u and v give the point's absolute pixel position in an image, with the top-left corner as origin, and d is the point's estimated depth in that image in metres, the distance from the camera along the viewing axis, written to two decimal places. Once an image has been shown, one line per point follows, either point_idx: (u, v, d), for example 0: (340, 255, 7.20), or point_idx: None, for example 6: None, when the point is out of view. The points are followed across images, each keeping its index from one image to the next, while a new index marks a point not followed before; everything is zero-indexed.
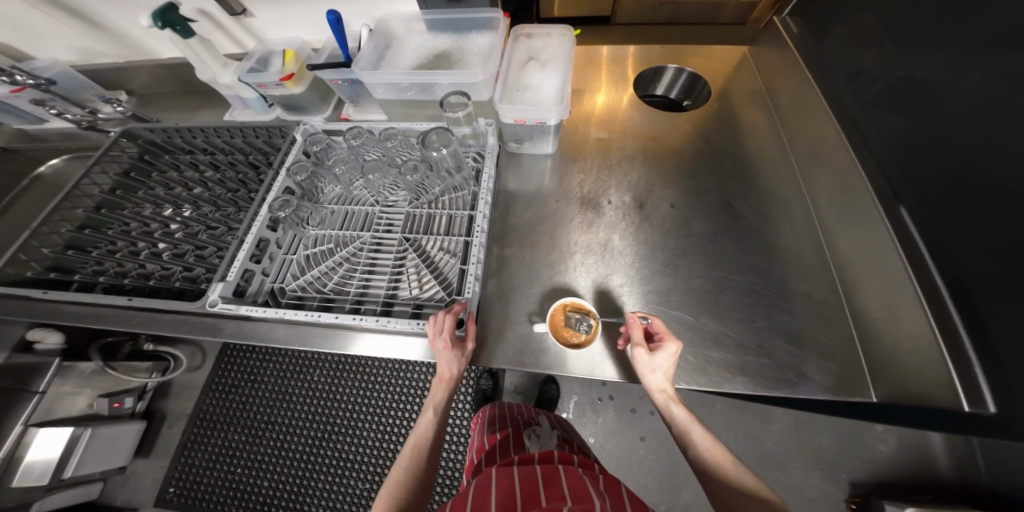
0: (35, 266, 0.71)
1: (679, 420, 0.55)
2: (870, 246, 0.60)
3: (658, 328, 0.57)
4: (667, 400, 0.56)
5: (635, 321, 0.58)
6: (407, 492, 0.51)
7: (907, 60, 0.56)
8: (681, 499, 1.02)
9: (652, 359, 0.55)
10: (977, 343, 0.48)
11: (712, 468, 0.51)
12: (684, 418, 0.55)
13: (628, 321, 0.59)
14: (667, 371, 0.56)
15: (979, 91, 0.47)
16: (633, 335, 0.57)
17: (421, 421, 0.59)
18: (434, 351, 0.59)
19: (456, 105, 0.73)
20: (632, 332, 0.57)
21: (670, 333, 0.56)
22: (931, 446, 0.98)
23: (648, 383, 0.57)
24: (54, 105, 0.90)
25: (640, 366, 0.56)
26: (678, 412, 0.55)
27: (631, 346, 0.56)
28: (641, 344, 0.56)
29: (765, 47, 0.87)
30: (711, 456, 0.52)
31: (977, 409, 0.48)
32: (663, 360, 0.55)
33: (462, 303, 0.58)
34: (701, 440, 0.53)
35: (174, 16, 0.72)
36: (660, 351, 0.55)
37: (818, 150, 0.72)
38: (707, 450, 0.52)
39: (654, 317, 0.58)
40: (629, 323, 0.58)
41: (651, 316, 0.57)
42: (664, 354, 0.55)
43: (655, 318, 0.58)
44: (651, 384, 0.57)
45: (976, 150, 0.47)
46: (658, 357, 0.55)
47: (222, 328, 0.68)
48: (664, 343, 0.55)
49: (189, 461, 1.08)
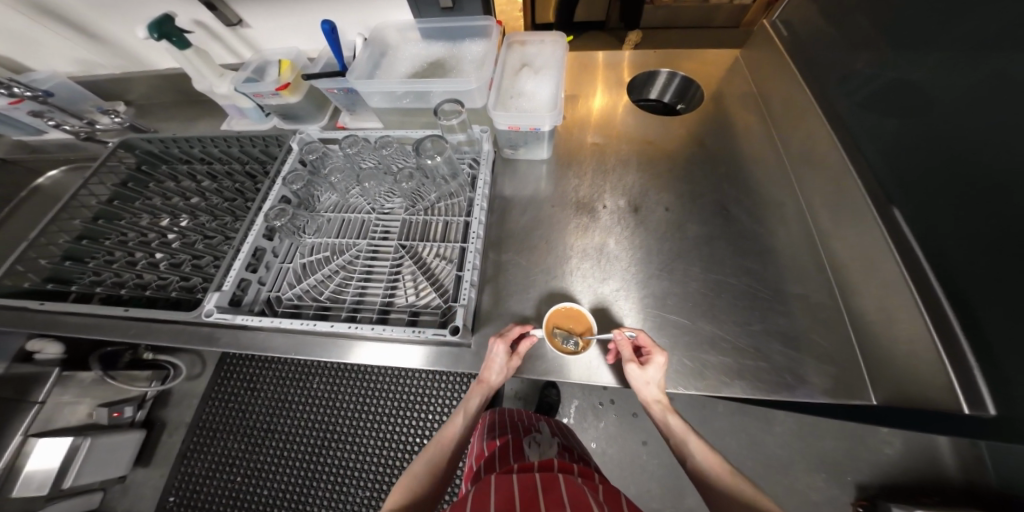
0: (32, 277, 0.72)
1: (676, 430, 0.55)
2: (864, 247, 0.60)
3: (645, 341, 0.57)
4: (664, 410, 0.56)
5: (622, 335, 0.58)
6: (424, 487, 0.53)
7: (899, 63, 0.56)
8: (684, 504, 1.01)
9: (644, 373, 0.55)
10: (975, 345, 0.48)
11: (712, 481, 0.49)
12: (681, 428, 0.55)
13: (616, 336, 0.59)
14: (660, 383, 0.56)
15: (972, 93, 0.46)
16: (622, 349, 0.57)
17: (451, 421, 0.62)
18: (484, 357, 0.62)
19: (450, 112, 0.73)
20: (622, 348, 0.57)
21: (657, 345, 0.57)
22: (938, 448, 0.96)
23: (645, 394, 0.57)
24: (53, 116, 0.90)
25: (634, 381, 0.56)
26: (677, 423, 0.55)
27: (623, 361, 0.57)
28: (633, 360, 0.56)
29: (756, 49, 0.87)
30: (706, 463, 0.51)
31: (977, 412, 0.47)
32: (654, 372, 0.56)
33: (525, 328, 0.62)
34: (699, 450, 0.53)
35: (170, 28, 0.73)
36: (651, 363, 0.55)
37: (811, 153, 0.72)
38: (706, 459, 0.52)
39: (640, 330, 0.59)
40: (618, 338, 0.58)
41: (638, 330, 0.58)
42: (654, 366, 0.55)
43: (641, 332, 0.58)
44: (646, 396, 0.57)
45: (967, 153, 0.47)
46: (649, 369, 0.55)
47: (218, 337, 0.68)
48: (653, 355, 0.56)
49: (187, 470, 1.08)
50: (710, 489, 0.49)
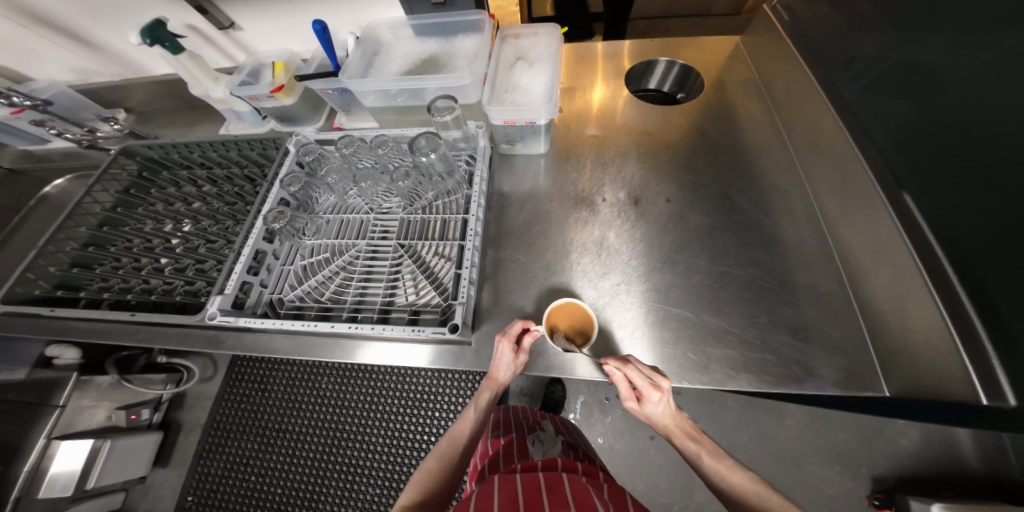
0: (43, 284, 0.75)
1: (687, 451, 0.53)
2: (874, 235, 0.58)
3: (637, 382, 0.52)
4: (672, 435, 0.55)
5: (615, 374, 0.54)
6: (435, 481, 0.55)
7: (907, 44, 0.53)
8: (694, 498, 1.00)
9: (645, 409, 0.54)
10: (994, 332, 0.45)
11: (732, 495, 0.48)
12: (694, 449, 0.53)
13: (609, 373, 0.55)
14: (669, 406, 0.54)
15: (987, 73, 0.44)
16: (618, 387, 0.54)
17: (463, 417, 0.64)
18: (493, 349, 0.61)
19: (444, 108, 0.71)
20: (617, 385, 0.55)
21: (651, 381, 0.51)
22: (958, 440, 0.93)
23: (663, 423, 0.55)
24: (54, 125, 0.92)
25: (638, 412, 0.56)
26: (685, 446, 0.54)
27: (622, 400, 0.55)
28: (631, 398, 0.54)
29: (757, 35, 0.85)
30: (724, 481, 0.49)
31: (996, 403, 0.44)
32: (655, 407, 0.53)
33: (530, 331, 0.59)
34: (713, 468, 0.51)
35: (162, 33, 0.73)
36: (648, 401, 0.52)
37: (816, 140, 0.70)
38: (722, 478, 0.49)
39: (631, 368, 0.52)
40: (611, 375, 0.55)
41: (628, 369, 0.52)
42: (653, 403, 0.52)
43: (631, 367, 0.52)
44: (661, 425, 0.56)
45: (986, 133, 0.44)
46: (650, 405, 0.53)
47: (223, 340, 0.69)
48: (646, 394, 0.52)
49: (203, 470, 1.09)
50: (729, 501, 0.48)
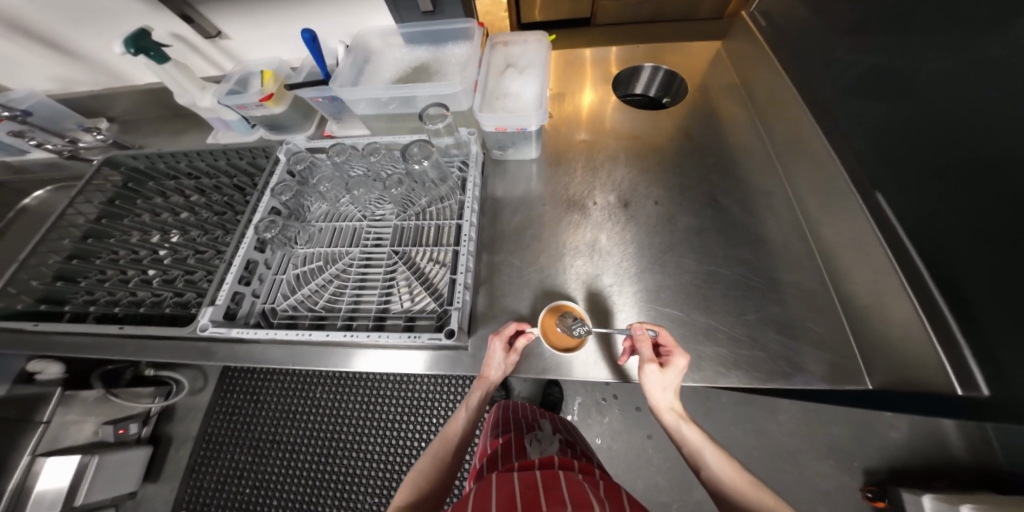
0: (26, 299, 0.73)
1: (691, 439, 0.54)
2: (852, 233, 0.60)
3: (667, 341, 0.57)
4: (677, 418, 0.56)
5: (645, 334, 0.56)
6: (429, 482, 0.55)
7: (882, 49, 0.55)
8: (693, 496, 1.02)
9: (664, 375, 0.54)
10: (967, 328, 0.47)
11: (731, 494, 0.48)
12: (695, 437, 0.54)
13: (635, 335, 0.56)
14: (676, 389, 0.56)
15: (958, 77, 0.46)
16: (645, 347, 0.55)
17: (454, 419, 0.65)
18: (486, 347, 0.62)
19: (435, 116, 0.71)
20: (642, 347, 0.55)
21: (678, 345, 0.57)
22: (945, 431, 0.96)
23: (658, 400, 0.56)
24: (34, 135, 0.90)
25: (650, 383, 0.55)
26: (691, 431, 0.55)
27: (645, 360, 0.55)
28: (653, 361, 0.55)
29: (737, 42, 0.87)
30: (727, 480, 0.50)
31: (970, 393, 0.47)
32: (672, 377, 0.55)
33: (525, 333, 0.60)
34: (721, 465, 0.51)
35: (146, 42, 0.72)
36: (671, 365, 0.55)
37: (795, 141, 0.72)
38: (728, 475, 0.50)
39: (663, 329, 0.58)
40: (639, 336, 0.56)
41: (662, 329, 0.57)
42: (674, 369, 0.55)
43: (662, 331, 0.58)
44: (659, 402, 0.56)
45: (958, 135, 0.46)
46: (670, 372, 0.55)
47: (215, 351, 0.68)
48: (673, 356, 0.55)
49: (197, 483, 1.08)
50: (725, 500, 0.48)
